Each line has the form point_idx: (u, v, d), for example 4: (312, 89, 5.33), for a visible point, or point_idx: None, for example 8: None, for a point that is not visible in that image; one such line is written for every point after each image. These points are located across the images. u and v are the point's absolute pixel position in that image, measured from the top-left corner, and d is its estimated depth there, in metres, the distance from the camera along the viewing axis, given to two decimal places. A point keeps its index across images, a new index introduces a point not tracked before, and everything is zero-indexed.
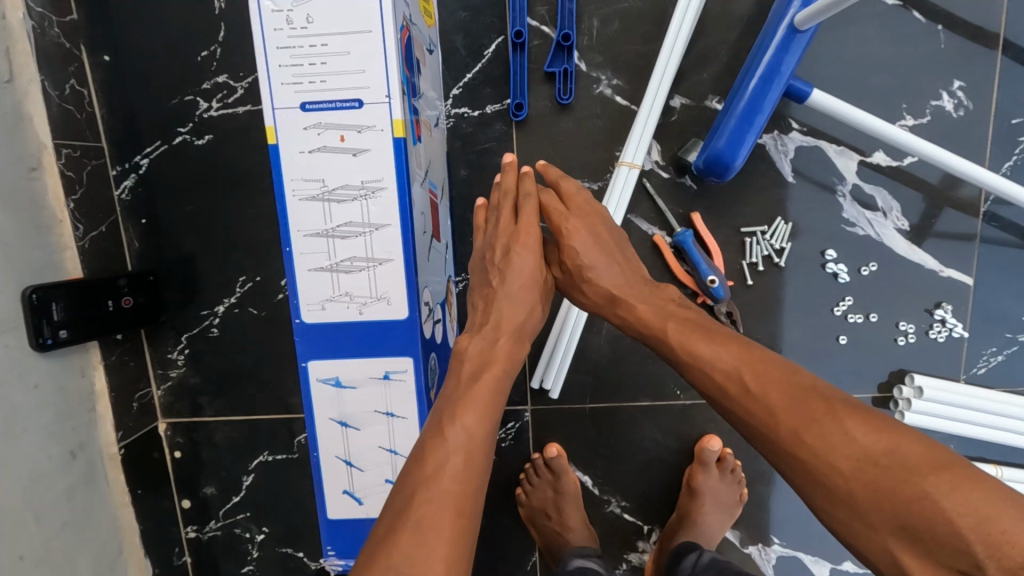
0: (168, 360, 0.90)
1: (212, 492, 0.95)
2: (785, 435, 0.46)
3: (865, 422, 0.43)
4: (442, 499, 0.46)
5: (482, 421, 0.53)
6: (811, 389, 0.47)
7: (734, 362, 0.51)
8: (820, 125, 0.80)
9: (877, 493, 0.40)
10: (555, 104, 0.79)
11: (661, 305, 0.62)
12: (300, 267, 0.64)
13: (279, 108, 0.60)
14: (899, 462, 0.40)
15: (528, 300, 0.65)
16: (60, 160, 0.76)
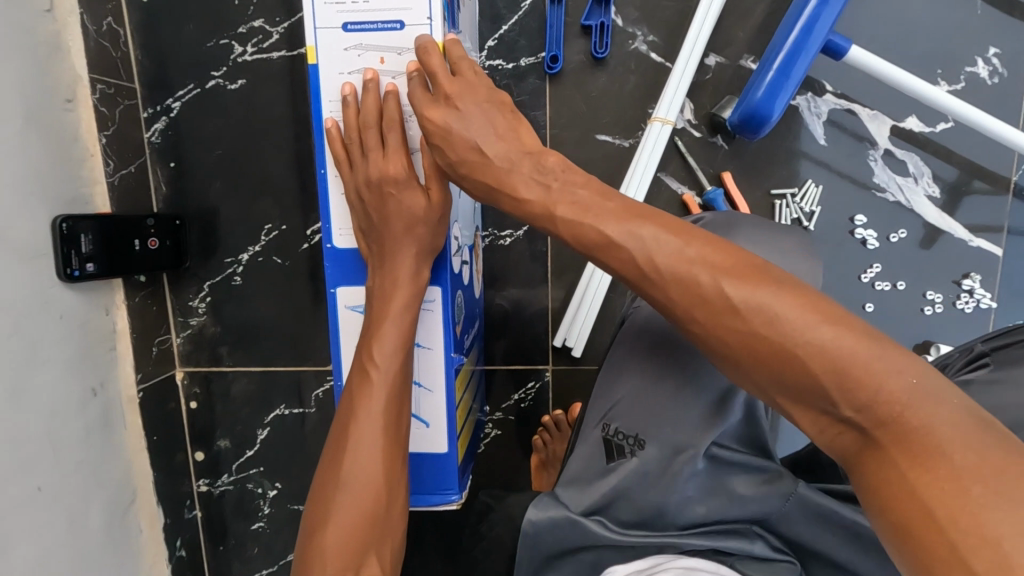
0: (189, 308, 0.90)
1: (226, 446, 0.94)
2: (703, 323, 0.45)
3: (772, 292, 0.43)
4: (370, 421, 0.58)
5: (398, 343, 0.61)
6: (714, 267, 0.45)
7: (644, 249, 0.47)
8: (853, 88, 0.80)
9: (775, 370, 0.42)
10: (589, 59, 0.80)
11: (546, 186, 0.52)
12: (334, 191, 0.64)
13: (320, 27, 0.59)
14: (781, 328, 0.42)
15: (417, 231, 0.61)
16: (95, 95, 0.77)
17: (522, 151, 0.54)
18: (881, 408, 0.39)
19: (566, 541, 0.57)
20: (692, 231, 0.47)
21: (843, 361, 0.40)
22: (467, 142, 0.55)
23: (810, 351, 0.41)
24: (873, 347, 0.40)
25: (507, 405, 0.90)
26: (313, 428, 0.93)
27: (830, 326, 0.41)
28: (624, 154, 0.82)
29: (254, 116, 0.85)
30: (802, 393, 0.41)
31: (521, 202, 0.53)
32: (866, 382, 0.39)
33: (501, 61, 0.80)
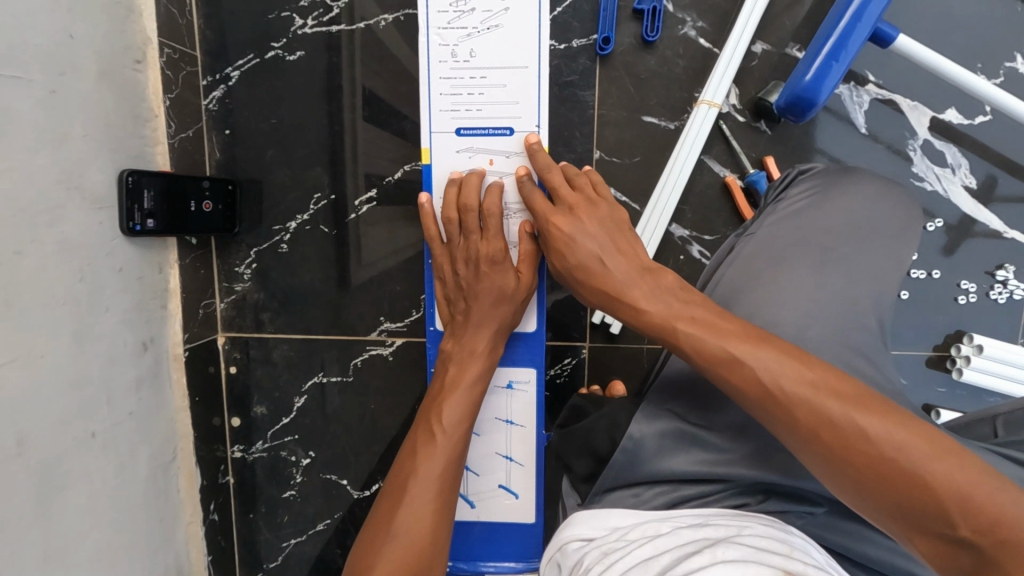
0: (234, 274, 0.92)
1: (263, 412, 0.96)
2: (830, 448, 0.46)
3: (896, 423, 0.45)
4: (427, 480, 0.60)
5: (465, 412, 0.66)
6: (838, 394, 0.48)
7: (771, 376, 0.50)
8: (895, 79, 0.82)
9: (895, 493, 0.44)
10: (639, 42, 0.83)
11: (669, 300, 0.59)
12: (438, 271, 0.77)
13: (436, 132, 0.74)
14: (905, 459, 0.44)
15: (501, 311, 0.71)
16: (161, 58, 0.79)
17: (639, 266, 0.63)
18: (998, 531, 0.40)
19: (673, 459, 0.59)
20: (808, 358, 0.50)
21: (964, 490, 0.42)
22: (589, 243, 0.65)
23: (930, 477, 0.43)
24: (949, 463, 0.43)
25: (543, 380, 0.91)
26: (349, 397, 0.95)
27: (946, 458, 0.43)
28: (669, 136, 0.85)
29: (310, 88, 0.87)
30: (919, 515, 0.43)
31: (642, 304, 0.60)
32: (986, 507, 0.41)
33: (555, 41, 0.83)
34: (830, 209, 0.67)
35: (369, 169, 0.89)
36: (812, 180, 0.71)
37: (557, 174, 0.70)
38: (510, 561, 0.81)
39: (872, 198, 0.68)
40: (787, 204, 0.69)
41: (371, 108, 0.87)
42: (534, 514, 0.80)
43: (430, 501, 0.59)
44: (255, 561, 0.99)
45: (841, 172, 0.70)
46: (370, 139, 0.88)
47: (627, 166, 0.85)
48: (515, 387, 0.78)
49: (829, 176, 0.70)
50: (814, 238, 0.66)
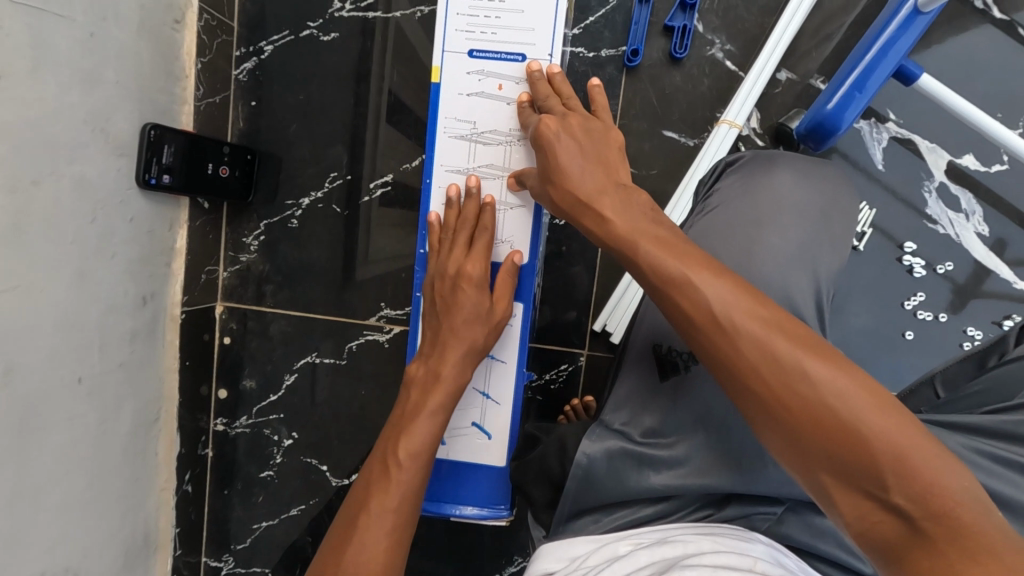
0: (241, 244, 0.92)
1: (251, 386, 0.95)
2: (767, 390, 0.40)
3: (847, 373, 0.39)
4: (381, 515, 0.54)
5: (429, 438, 0.60)
6: (787, 333, 0.41)
7: (720, 304, 0.42)
8: (917, 120, 0.83)
9: (831, 447, 0.38)
10: (667, 58, 0.84)
11: (632, 218, 0.52)
12: (435, 199, 0.72)
13: (448, 51, 0.69)
14: (843, 408, 0.37)
15: (468, 333, 0.65)
16: (200, 23, 0.81)
17: (612, 184, 0.55)
18: (933, 501, 0.34)
19: (627, 478, 0.53)
20: (764, 294, 0.43)
21: (901, 450, 0.36)
22: (570, 155, 0.58)
23: (865, 428, 0.37)
24: (892, 422, 0.37)
25: (538, 383, 0.90)
26: (340, 380, 0.93)
27: (887, 412, 0.37)
28: (687, 152, 0.86)
29: (340, 70, 0.89)
30: (850, 472, 0.37)
31: (606, 223, 0.53)
32: (924, 474, 0.35)
33: (584, 49, 0.85)
34: (754, 196, 0.61)
35: (388, 154, 0.89)
36: (737, 172, 0.65)
37: (555, 101, 0.64)
38: (471, 508, 0.74)
39: (802, 176, 0.62)
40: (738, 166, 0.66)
41: (397, 94, 0.88)
42: (505, 458, 0.73)
43: (384, 541, 0.52)
44: (222, 540, 0.96)
45: (765, 157, 0.65)
46: (392, 124, 0.89)
47: (644, 177, 0.86)
48: None
49: (756, 159, 0.65)
50: (760, 208, 0.60)
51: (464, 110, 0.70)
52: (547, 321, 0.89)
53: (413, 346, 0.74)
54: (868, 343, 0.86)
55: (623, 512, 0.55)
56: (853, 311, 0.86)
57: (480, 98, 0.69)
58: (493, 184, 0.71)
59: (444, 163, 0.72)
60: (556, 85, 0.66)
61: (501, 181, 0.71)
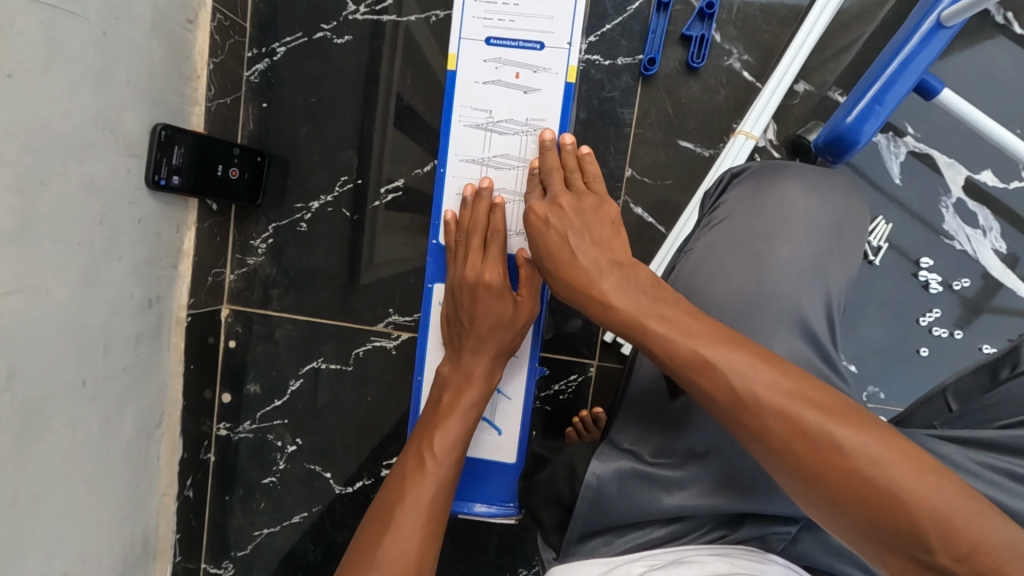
0: (249, 247, 0.91)
1: (256, 391, 0.93)
2: (801, 462, 0.39)
3: (875, 436, 0.38)
4: (418, 506, 0.53)
5: (460, 436, 0.60)
6: (809, 401, 0.40)
7: (739, 380, 0.42)
8: (935, 134, 0.82)
9: (872, 515, 0.36)
10: (684, 67, 0.84)
11: (636, 297, 0.50)
12: (449, 188, 0.71)
13: (465, 38, 0.68)
14: (877, 476, 0.36)
15: (494, 338, 0.65)
16: (212, 23, 0.80)
17: (609, 261, 0.55)
18: (981, 558, 0.33)
19: (639, 500, 0.51)
20: (781, 362, 0.43)
21: (944, 512, 0.34)
22: (563, 244, 0.57)
23: (903, 495, 0.35)
24: (931, 483, 0.36)
25: (546, 394, 0.89)
26: (346, 386, 0.92)
27: (924, 473, 0.36)
28: (703, 162, 0.85)
29: (353, 73, 0.88)
30: (894, 537, 0.36)
31: (610, 307, 0.51)
32: (967, 533, 0.34)
33: (600, 57, 0.84)
34: (761, 210, 0.59)
35: (399, 158, 0.88)
36: (743, 185, 0.63)
37: (558, 174, 0.64)
38: (480, 504, 0.72)
39: (813, 190, 0.60)
40: (744, 177, 0.64)
41: (410, 99, 0.88)
42: (515, 455, 0.72)
43: (422, 532, 0.52)
44: (222, 547, 0.95)
45: (771, 169, 0.63)
46: (404, 129, 0.88)
47: (658, 187, 0.85)
48: None
49: (762, 172, 0.63)
50: (768, 221, 0.58)
51: (481, 100, 0.69)
52: (557, 331, 0.88)
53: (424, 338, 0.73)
54: (882, 359, 0.85)
55: (634, 534, 0.53)
56: (867, 326, 0.85)
57: (497, 87, 0.69)
58: (508, 174, 0.70)
59: (459, 152, 0.70)
60: (565, 157, 0.65)
61: (516, 172, 0.70)
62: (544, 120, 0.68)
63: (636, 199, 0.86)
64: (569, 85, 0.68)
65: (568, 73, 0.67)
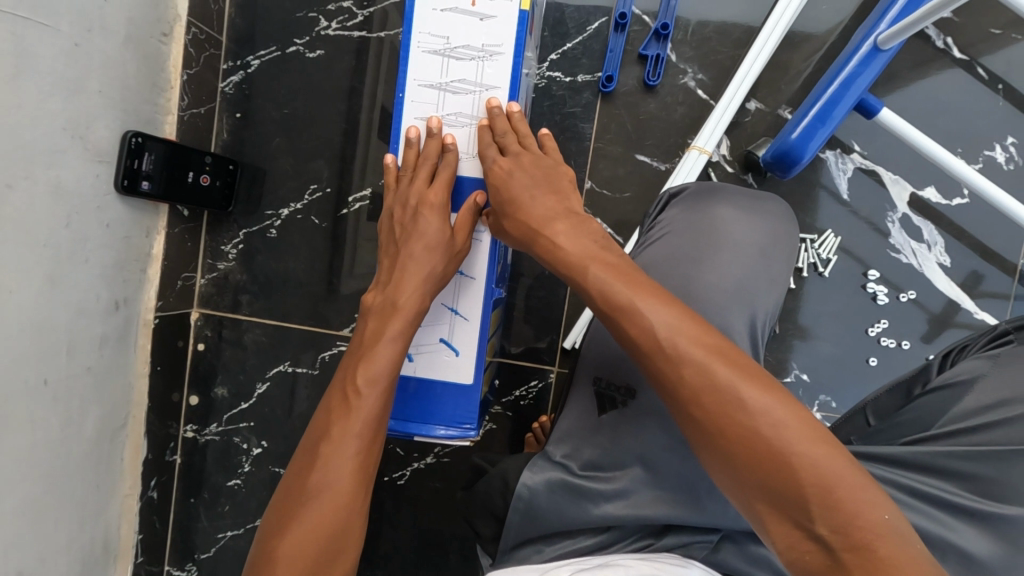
0: (219, 252, 0.93)
1: (223, 394, 0.95)
2: (708, 417, 0.41)
3: (780, 401, 0.40)
4: (348, 439, 0.52)
5: (393, 361, 0.56)
6: (726, 359, 0.42)
7: (664, 329, 0.44)
8: (880, 152, 0.86)
9: (763, 474, 0.39)
10: (642, 85, 0.87)
11: (586, 245, 0.52)
12: (406, 115, 0.63)
13: None
14: (776, 439, 0.39)
15: (427, 265, 0.59)
16: (187, 36, 0.83)
17: (565, 212, 0.56)
18: (851, 531, 0.36)
19: (567, 511, 0.53)
20: (706, 322, 0.45)
21: (829, 483, 0.37)
22: (525, 190, 0.57)
23: (798, 459, 0.38)
24: (823, 454, 0.38)
25: (507, 400, 0.91)
26: (311, 391, 0.94)
27: (821, 443, 0.39)
28: (659, 176, 0.88)
29: (325, 87, 0.91)
30: (780, 500, 0.39)
31: (559, 251, 0.53)
32: (846, 504, 0.37)
33: (561, 74, 0.87)
34: (697, 233, 0.60)
35: (368, 169, 0.91)
36: (680, 210, 0.64)
37: (512, 139, 0.60)
38: (438, 427, 0.65)
39: (746, 217, 0.62)
40: (681, 198, 0.65)
41: (379, 111, 0.91)
42: (474, 375, 0.65)
43: (351, 467, 0.51)
44: (186, 549, 0.96)
45: (706, 193, 0.64)
46: (372, 140, 0.91)
47: (616, 199, 0.88)
48: None
49: (698, 195, 0.64)
50: (702, 244, 0.60)
51: (437, 24, 0.61)
52: (518, 338, 0.90)
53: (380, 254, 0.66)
54: (832, 368, 0.87)
55: (563, 543, 0.54)
56: (817, 335, 0.87)
57: (454, 14, 0.60)
58: (465, 100, 0.62)
59: (416, 77, 0.62)
60: (515, 123, 0.60)
61: (475, 98, 0.62)
62: (502, 46, 0.60)
63: (596, 211, 0.88)
64: (525, 13, 0.60)
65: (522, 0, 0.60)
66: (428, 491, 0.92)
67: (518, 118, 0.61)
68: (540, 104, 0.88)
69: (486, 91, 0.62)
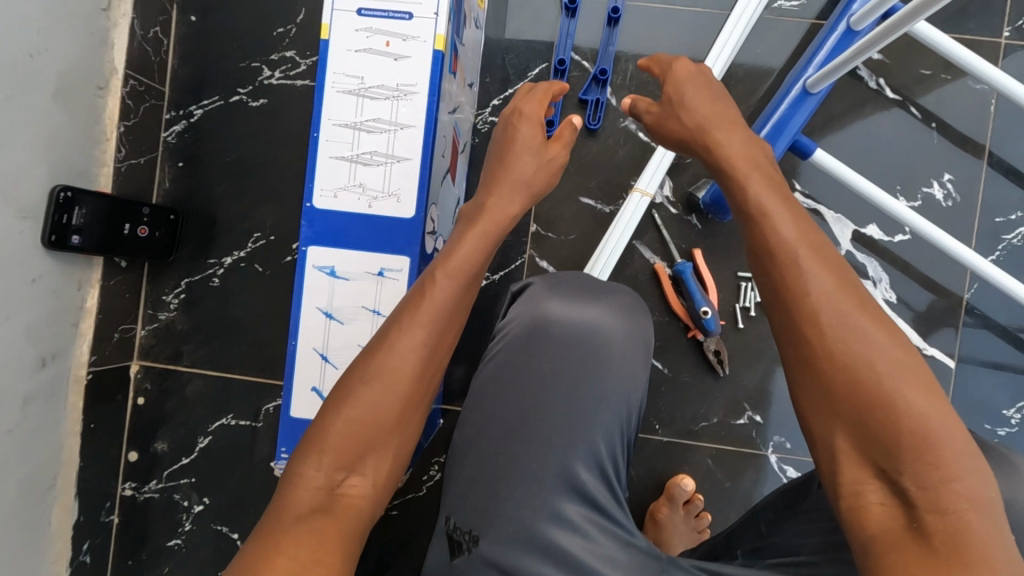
0: (161, 302, 0.91)
1: (164, 449, 0.91)
2: (826, 348, 0.39)
3: (902, 350, 0.38)
4: (418, 329, 0.44)
5: (468, 272, 0.48)
6: (858, 298, 0.40)
7: (794, 242, 0.41)
8: (822, 191, 0.86)
9: (865, 411, 0.37)
10: (584, 129, 0.88)
11: (742, 149, 0.48)
12: (321, 154, 0.61)
13: (337, 8, 0.60)
14: (889, 385, 0.37)
15: (514, 202, 0.55)
16: (125, 88, 0.83)
17: (726, 119, 0.51)
18: (943, 496, 0.35)
19: None
20: (836, 251, 0.42)
21: (931, 439, 0.36)
22: (701, 108, 0.53)
23: (906, 407, 0.36)
24: (930, 408, 0.36)
25: None
26: (255, 444, 0.90)
27: (933, 400, 0.37)
28: (604, 218, 0.88)
29: (268, 134, 0.90)
30: (872, 441, 0.37)
31: (715, 155, 0.49)
32: (942, 468, 0.35)
33: None
34: (541, 352, 0.55)
35: None
36: (516, 323, 0.58)
37: (660, 74, 0.59)
38: None
39: (582, 332, 0.56)
40: (527, 302, 0.59)
41: None
42: None
43: (422, 360, 0.44)
44: None
45: (532, 301, 0.58)
46: None
47: (561, 242, 0.88)
48: (386, 278, 0.61)
49: (527, 304, 0.58)
50: (547, 364, 0.55)
51: (351, 65, 0.60)
52: (467, 384, 0.88)
53: (297, 300, 0.61)
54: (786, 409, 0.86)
55: None
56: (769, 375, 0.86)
57: (368, 56, 0.60)
58: (379, 139, 0.60)
59: (330, 117, 0.61)
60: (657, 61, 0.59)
61: (389, 137, 0.60)
62: (416, 86, 0.60)
63: (542, 253, 0.88)
64: (439, 54, 0.60)
65: (436, 42, 0.60)
66: (377, 547, 0.89)
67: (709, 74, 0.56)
68: (483, 149, 0.88)
69: (401, 130, 0.60)
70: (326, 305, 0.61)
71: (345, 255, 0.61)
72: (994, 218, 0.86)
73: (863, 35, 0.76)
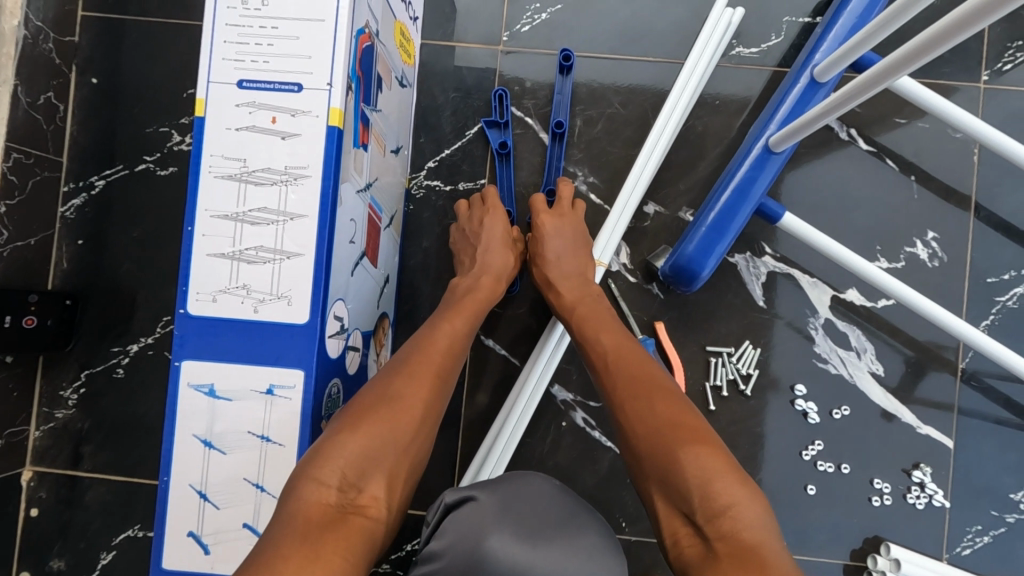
0: (58, 399, 0.80)
1: (61, 568, 0.79)
2: (642, 437, 0.49)
3: (694, 434, 0.48)
4: (410, 402, 0.51)
5: (442, 366, 0.56)
6: (662, 405, 0.50)
7: (609, 351, 0.58)
8: (794, 254, 0.78)
9: (666, 473, 0.47)
10: (530, 191, 0.79)
11: (579, 294, 0.66)
12: (196, 251, 0.51)
13: (213, 80, 0.51)
14: (677, 454, 0.47)
15: (472, 309, 0.64)
16: (7, 162, 0.74)
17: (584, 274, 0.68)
18: (723, 521, 0.43)
19: None
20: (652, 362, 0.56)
21: (712, 491, 0.44)
22: (565, 250, 0.70)
23: (690, 467, 0.45)
24: (715, 470, 0.45)
25: (398, 557, 0.77)
26: None
27: (714, 461, 0.45)
28: None
29: (180, 206, 0.81)
30: (675, 496, 0.46)
31: (560, 296, 0.67)
32: (721, 512, 0.43)
33: (440, 182, 0.79)
34: None
35: None
36: (445, 565, 0.47)
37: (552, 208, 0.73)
38: None
39: None
40: (468, 523, 0.48)
41: None
42: None
43: (406, 429, 0.50)
44: None
45: (473, 537, 0.47)
46: None
47: (509, 318, 0.79)
48: (277, 396, 0.51)
49: (467, 532, 0.47)
50: None
51: (231, 146, 0.51)
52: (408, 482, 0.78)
53: (169, 427, 0.51)
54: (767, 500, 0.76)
55: None
56: (747, 462, 0.77)
57: (251, 135, 0.51)
58: (265, 232, 0.51)
59: (208, 207, 0.51)
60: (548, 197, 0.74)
61: (278, 229, 0.51)
62: (308, 168, 0.51)
63: (488, 331, 0.79)
64: (334, 131, 0.51)
65: (330, 117, 0.51)
66: None
67: (571, 222, 0.72)
68: (418, 216, 0.79)
69: (291, 221, 0.51)
70: (203, 431, 0.51)
71: (227, 370, 0.51)
72: (986, 277, 0.78)
73: (828, 86, 0.68)
